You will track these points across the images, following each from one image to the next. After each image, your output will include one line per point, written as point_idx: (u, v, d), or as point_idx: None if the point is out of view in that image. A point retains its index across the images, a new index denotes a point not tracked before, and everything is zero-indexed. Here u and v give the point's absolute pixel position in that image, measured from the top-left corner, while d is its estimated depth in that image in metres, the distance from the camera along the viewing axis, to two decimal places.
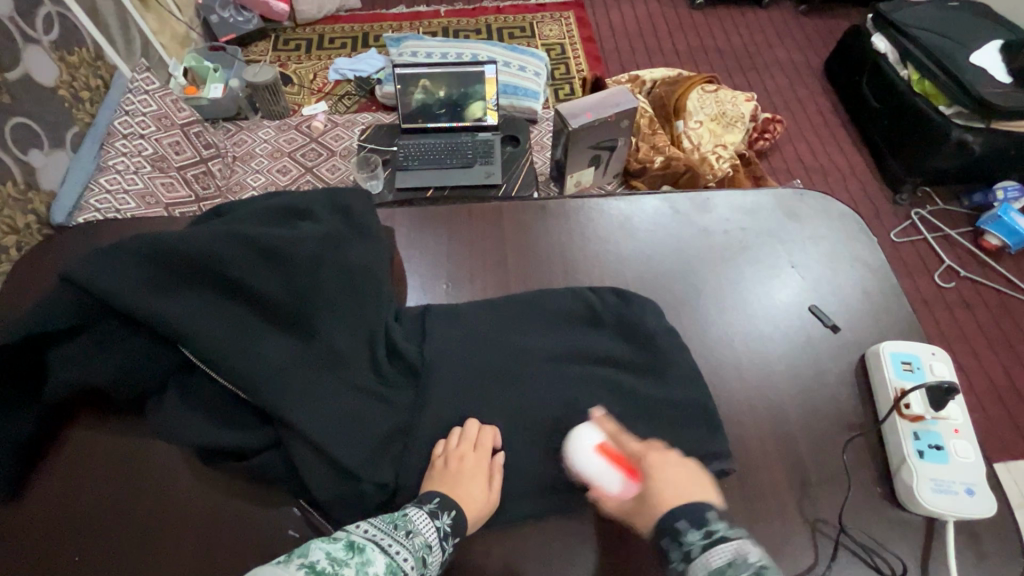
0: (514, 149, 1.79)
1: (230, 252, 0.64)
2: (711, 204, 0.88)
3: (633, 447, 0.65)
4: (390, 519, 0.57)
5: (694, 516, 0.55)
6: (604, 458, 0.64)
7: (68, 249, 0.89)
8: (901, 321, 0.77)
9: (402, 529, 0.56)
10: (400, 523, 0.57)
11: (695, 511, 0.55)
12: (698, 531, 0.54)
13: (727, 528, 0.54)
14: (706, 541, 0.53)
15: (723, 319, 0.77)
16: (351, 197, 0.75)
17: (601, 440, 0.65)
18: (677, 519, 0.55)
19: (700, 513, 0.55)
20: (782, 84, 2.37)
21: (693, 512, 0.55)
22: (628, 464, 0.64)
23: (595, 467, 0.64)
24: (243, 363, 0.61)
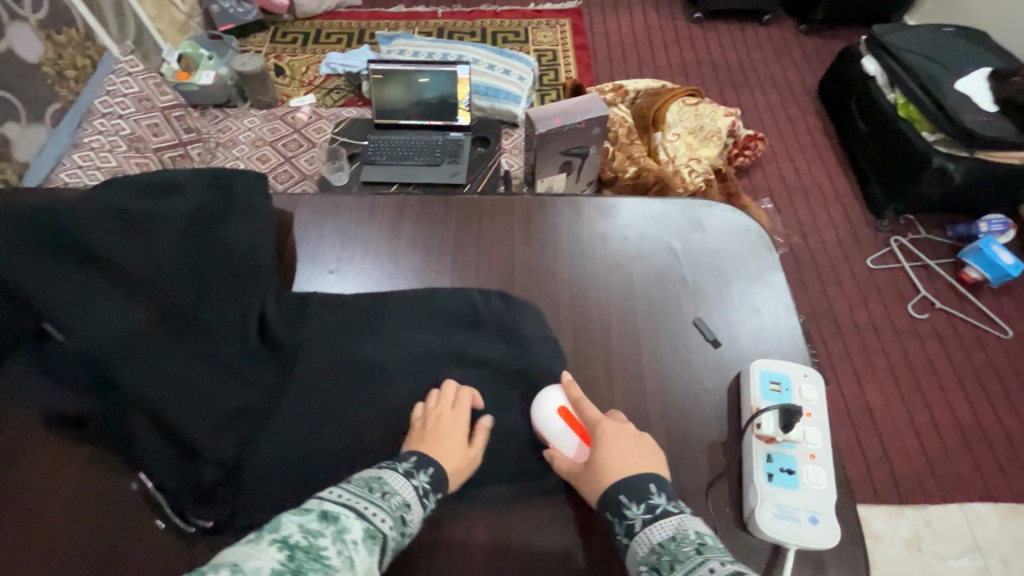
0: (484, 150, 1.72)
1: (92, 220, 0.64)
2: (617, 210, 0.87)
3: (592, 415, 0.65)
4: (364, 482, 0.55)
5: (637, 496, 0.57)
6: (565, 419, 0.65)
7: None
8: (787, 342, 0.75)
9: (378, 492, 0.55)
10: (374, 485, 0.55)
11: (637, 487, 0.57)
12: (640, 506, 0.56)
13: (670, 503, 0.56)
14: (648, 517, 0.55)
15: (604, 323, 0.76)
16: (235, 175, 0.76)
17: (566, 404, 0.66)
18: (622, 493, 0.57)
19: (643, 488, 0.57)
20: (774, 101, 2.31)
21: (636, 486, 0.57)
22: (585, 430, 0.65)
23: (556, 428, 0.64)
24: (87, 330, 0.61)
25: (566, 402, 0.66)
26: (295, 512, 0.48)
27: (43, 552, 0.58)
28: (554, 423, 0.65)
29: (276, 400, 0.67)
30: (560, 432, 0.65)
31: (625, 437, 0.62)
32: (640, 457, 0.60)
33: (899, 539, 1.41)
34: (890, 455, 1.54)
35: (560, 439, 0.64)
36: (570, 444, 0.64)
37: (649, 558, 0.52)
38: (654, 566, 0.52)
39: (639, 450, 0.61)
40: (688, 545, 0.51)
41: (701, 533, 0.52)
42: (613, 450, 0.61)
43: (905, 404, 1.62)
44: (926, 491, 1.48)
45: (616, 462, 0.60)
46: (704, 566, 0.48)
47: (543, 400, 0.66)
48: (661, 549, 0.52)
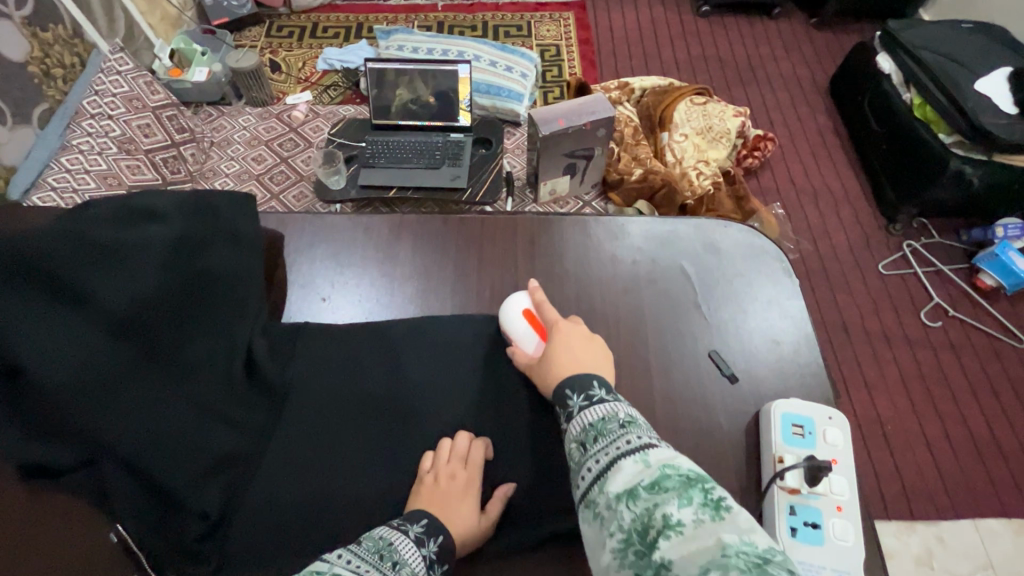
0: (486, 152, 1.67)
1: (60, 253, 0.58)
2: (626, 230, 0.82)
3: (551, 316, 0.69)
4: (374, 545, 0.54)
5: (577, 387, 0.59)
6: (527, 320, 0.69)
7: None
8: (806, 377, 0.70)
9: (388, 561, 0.52)
10: (385, 553, 0.53)
11: (580, 382, 0.60)
12: (579, 396, 0.59)
13: (608, 393, 0.59)
14: (584, 404, 0.58)
15: (613, 356, 0.71)
16: (219, 202, 0.73)
17: (529, 307, 0.70)
18: (566, 387, 0.60)
19: (585, 381, 0.60)
20: (784, 99, 2.24)
21: (576, 381, 0.60)
22: (545, 330, 0.69)
23: (518, 327, 0.68)
24: (55, 373, 0.55)
25: (530, 305, 0.71)
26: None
27: None
28: (517, 321, 0.69)
29: (262, 447, 0.65)
30: (522, 332, 0.69)
31: (579, 336, 0.66)
32: (589, 356, 0.64)
33: (911, 557, 1.37)
34: (901, 468, 1.50)
35: (520, 336, 0.68)
36: (529, 341, 0.68)
37: (579, 434, 0.55)
38: (581, 442, 0.55)
39: (592, 352, 0.65)
40: (614, 423, 0.54)
41: (629, 414, 0.56)
42: (565, 346, 0.65)
43: (917, 416, 1.58)
44: (939, 506, 1.45)
45: (567, 359, 0.63)
46: (624, 438, 0.52)
47: (508, 301, 0.71)
48: (589, 428, 0.55)
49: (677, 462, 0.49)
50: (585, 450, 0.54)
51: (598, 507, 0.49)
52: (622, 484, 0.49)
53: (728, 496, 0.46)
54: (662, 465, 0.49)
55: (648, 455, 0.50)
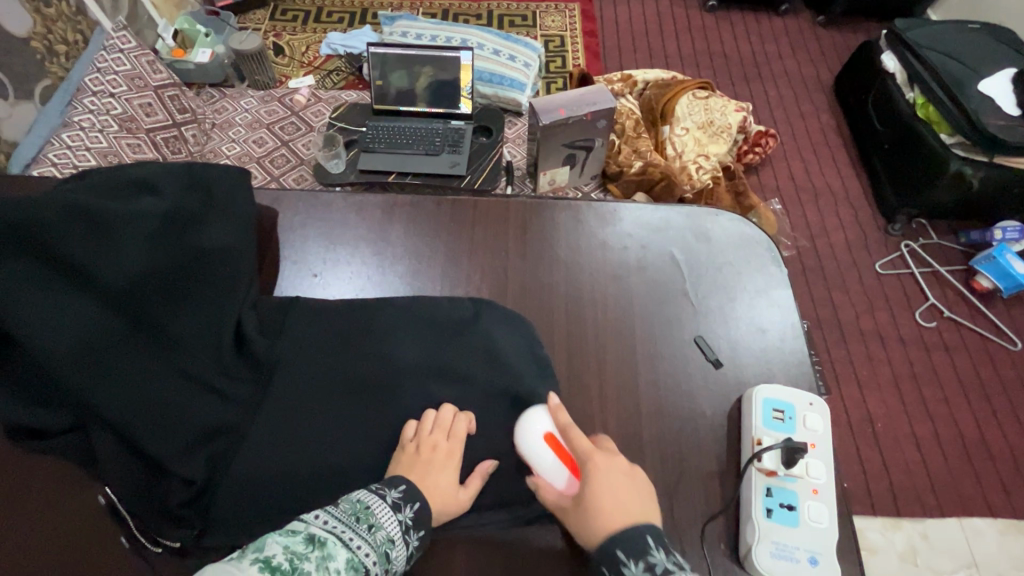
0: (487, 140, 1.66)
1: (53, 220, 0.60)
2: (617, 217, 0.82)
3: (580, 443, 0.61)
4: (352, 508, 0.56)
5: (633, 548, 0.53)
6: (552, 448, 0.61)
7: None
8: (790, 366, 0.71)
9: (363, 523, 0.55)
10: (362, 516, 0.55)
11: (633, 539, 0.53)
12: (636, 563, 0.52)
13: (669, 557, 0.52)
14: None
15: (599, 341, 0.72)
16: (215, 175, 0.73)
17: (553, 431, 0.62)
18: (617, 547, 0.53)
19: (640, 539, 0.53)
20: (788, 97, 2.23)
21: (632, 538, 0.53)
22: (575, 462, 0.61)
23: (543, 459, 0.61)
24: (47, 340, 0.57)
25: (553, 428, 0.63)
26: (281, 533, 0.51)
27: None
28: (541, 451, 0.61)
29: (251, 420, 0.64)
30: (547, 461, 0.61)
31: (618, 473, 0.58)
32: (635, 499, 0.57)
33: (895, 553, 1.39)
34: (889, 467, 1.51)
35: (546, 467, 0.61)
36: (558, 475, 0.60)
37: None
38: None
39: (635, 492, 0.57)
40: None
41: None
42: (606, 485, 0.57)
43: (907, 415, 1.59)
44: (924, 504, 1.46)
45: (612, 508, 0.55)
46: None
47: (526, 424, 0.63)
48: None
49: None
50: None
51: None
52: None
53: None
54: None
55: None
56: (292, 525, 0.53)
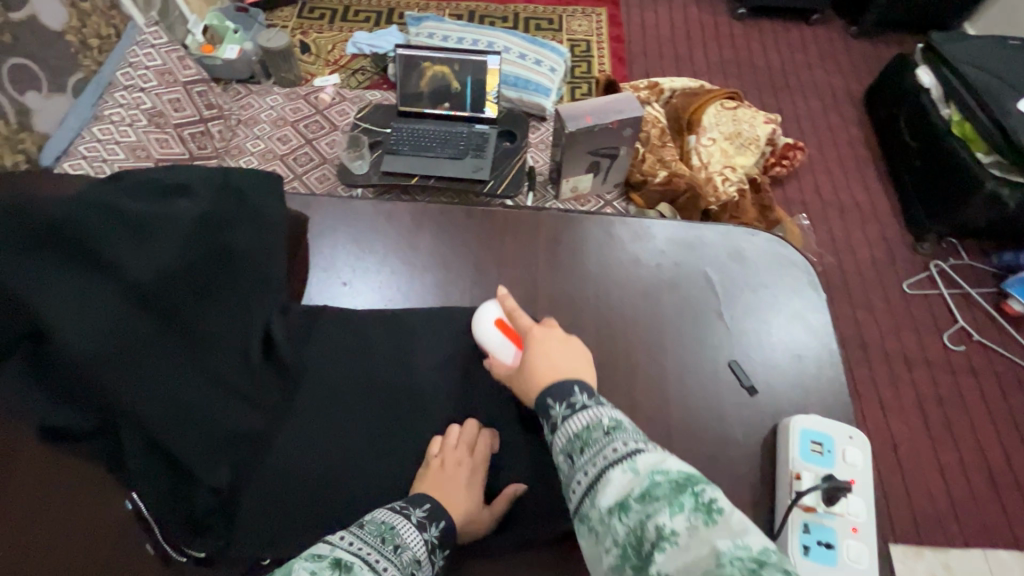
0: (510, 145, 1.65)
1: (93, 221, 0.61)
2: (650, 233, 0.80)
3: (524, 322, 0.67)
4: (376, 529, 0.53)
5: (560, 394, 0.57)
6: (501, 329, 0.68)
7: None
8: (827, 396, 0.68)
9: (389, 544, 0.52)
10: (387, 536, 0.52)
11: (561, 389, 0.57)
12: (562, 404, 0.56)
13: (591, 399, 0.56)
14: (568, 412, 0.55)
15: (630, 361, 0.70)
16: (247, 179, 0.73)
17: (501, 316, 0.69)
18: (549, 396, 0.58)
19: (567, 388, 0.57)
20: (816, 108, 2.19)
21: (560, 389, 0.58)
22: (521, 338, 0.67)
23: (494, 340, 0.68)
24: (80, 338, 0.57)
25: (501, 314, 0.70)
26: (306, 557, 0.47)
27: None
28: (491, 333, 0.68)
29: (277, 427, 0.64)
30: (499, 341, 0.68)
31: (555, 340, 0.64)
32: (570, 359, 0.62)
33: None
34: (911, 492, 1.47)
35: (498, 348, 0.67)
36: (506, 350, 0.67)
37: (566, 446, 0.53)
38: (568, 453, 0.53)
39: (568, 353, 0.63)
40: (600, 431, 0.52)
41: (615, 419, 0.53)
42: (539, 351, 0.63)
43: (931, 440, 1.55)
44: (947, 533, 1.42)
45: (546, 367, 0.61)
46: (610, 447, 0.50)
47: (478, 313, 0.70)
48: (576, 440, 0.53)
49: (665, 464, 0.46)
50: (574, 462, 0.52)
51: (592, 522, 0.46)
52: (614, 496, 0.46)
53: (723, 499, 0.42)
54: (650, 470, 0.46)
55: (637, 463, 0.47)
56: (315, 550, 0.48)
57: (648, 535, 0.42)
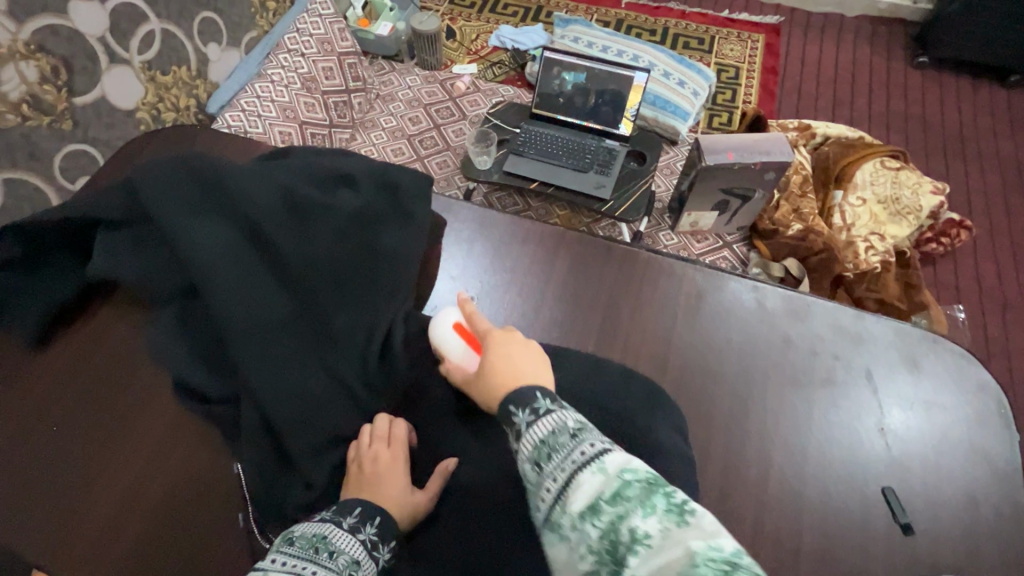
0: (637, 167, 1.52)
1: (265, 202, 0.65)
2: (808, 312, 0.71)
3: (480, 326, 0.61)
4: (308, 541, 0.50)
5: (521, 400, 0.48)
6: (460, 334, 0.62)
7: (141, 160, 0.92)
8: (1004, 560, 0.57)
9: (324, 552, 0.49)
10: (320, 545, 0.50)
11: (523, 395, 0.48)
12: (524, 411, 0.47)
13: (555, 400, 0.48)
14: (530, 420, 0.47)
15: (763, 456, 0.62)
16: (403, 176, 0.73)
17: (460, 319, 0.63)
18: (510, 402, 0.49)
19: (523, 394, 0.48)
20: (997, 183, 1.87)
21: (519, 396, 0.48)
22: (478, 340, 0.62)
23: (451, 345, 0.62)
24: (231, 311, 0.61)
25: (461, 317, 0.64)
26: None
27: (139, 515, 0.60)
28: (449, 337, 0.62)
29: None
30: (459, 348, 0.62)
31: (511, 345, 0.56)
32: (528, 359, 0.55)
33: None
34: None
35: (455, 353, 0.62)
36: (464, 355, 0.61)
37: (531, 454, 0.45)
38: (534, 462, 0.44)
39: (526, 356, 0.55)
40: (564, 434, 0.44)
41: (580, 420, 0.46)
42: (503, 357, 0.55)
43: None
44: None
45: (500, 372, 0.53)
46: (576, 451, 0.43)
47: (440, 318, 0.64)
48: (540, 446, 0.44)
49: (634, 462, 0.41)
50: (539, 470, 0.44)
51: (563, 528, 0.41)
52: (584, 500, 0.40)
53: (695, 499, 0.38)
54: (620, 470, 0.40)
55: (606, 464, 0.41)
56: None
57: (621, 538, 0.37)
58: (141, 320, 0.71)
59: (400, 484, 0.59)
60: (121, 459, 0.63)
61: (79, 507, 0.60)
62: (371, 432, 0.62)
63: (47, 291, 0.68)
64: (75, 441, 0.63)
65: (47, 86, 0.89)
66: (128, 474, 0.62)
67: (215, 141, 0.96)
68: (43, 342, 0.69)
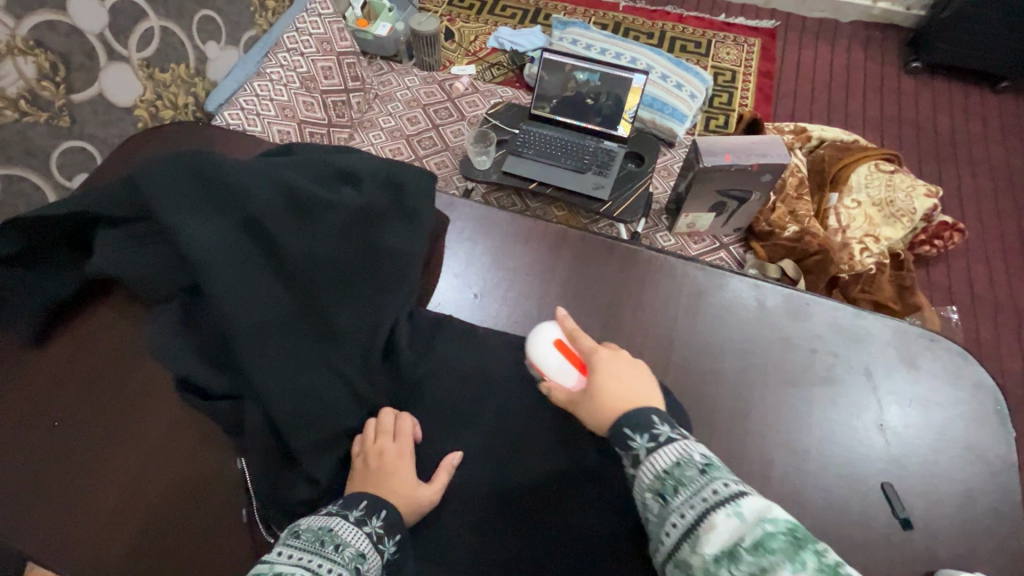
0: (635, 168, 1.53)
1: (270, 200, 0.65)
2: (807, 311, 0.72)
3: (587, 343, 0.61)
4: (313, 534, 0.50)
5: (638, 425, 0.51)
6: (560, 351, 0.62)
7: (142, 157, 0.92)
8: (1000, 553, 0.58)
9: (330, 545, 0.49)
10: (326, 538, 0.50)
11: (640, 418, 0.51)
12: (643, 436, 0.50)
13: (673, 429, 0.50)
14: (651, 446, 0.49)
15: (763, 453, 0.63)
16: (407, 175, 0.73)
17: (561, 336, 0.64)
18: (624, 425, 0.52)
19: (644, 417, 0.51)
20: (986, 187, 1.89)
21: (637, 418, 0.51)
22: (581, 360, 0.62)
23: (552, 362, 0.62)
24: (236, 308, 0.61)
25: (561, 334, 0.64)
26: None
27: (140, 510, 0.60)
28: (549, 354, 0.62)
29: None
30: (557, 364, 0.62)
31: (623, 362, 0.59)
32: (633, 376, 0.57)
33: None
34: None
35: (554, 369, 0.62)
36: (566, 373, 0.61)
37: (654, 482, 0.47)
38: (656, 491, 0.47)
39: (638, 376, 0.58)
40: (692, 469, 0.46)
41: (705, 454, 0.47)
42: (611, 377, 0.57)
43: None
44: None
45: (618, 392, 0.55)
46: (708, 489, 0.44)
47: (538, 333, 0.64)
48: (664, 476, 0.47)
49: (774, 511, 0.41)
50: (665, 502, 0.46)
51: (693, 568, 0.42)
52: (719, 543, 0.41)
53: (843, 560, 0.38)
54: (759, 517, 0.41)
55: (742, 507, 0.42)
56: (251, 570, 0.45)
57: None
58: (140, 317, 0.71)
59: (405, 477, 0.59)
60: (121, 456, 0.62)
61: (79, 503, 0.60)
62: (377, 425, 0.63)
63: (46, 287, 0.68)
64: (76, 438, 0.63)
65: (46, 82, 0.89)
66: (130, 471, 0.62)
67: (217, 140, 0.97)
68: (40, 339, 0.69)
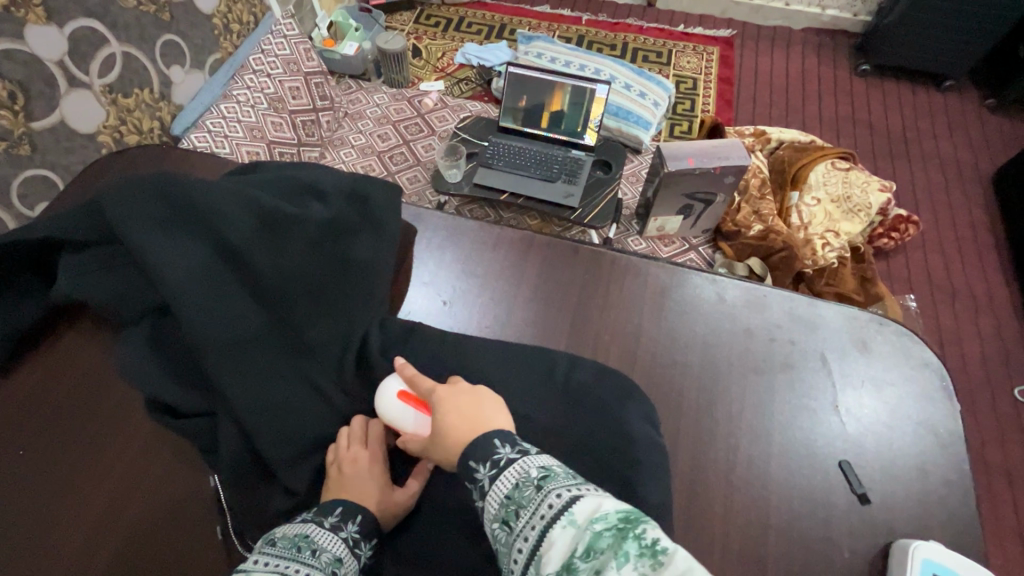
0: (603, 175, 1.57)
1: (236, 214, 0.65)
2: (766, 303, 0.75)
3: (424, 387, 0.60)
4: (290, 541, 0.50)
5: (480, 454, 0.49)
6: (405, 401, 0.62)
7: (105, 182, 0.91)
8: (953, 521, 0.61)
9: (307, 550, 0.49)
10: (303, 544, 0.50)
11: (482, 445, 0.50)
12: (485, 465, 0.49)
13: (517, 449, 0.50)
14: (494, 473, 0.48)
15: (730, 440, 0.65)
16: (374, 188, 0.75)
17: (403, 386, 0.63)
18: (470, 457, 0.50)
19: (486, 443, 0.50)
20: (937, 181, 1.99)
21: (481, 446, 0.50)
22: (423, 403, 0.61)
23: (395, 413, 0.62)
24: (204, 325, 0.60)
25: (404, 384, 0.63)
26: None
27: (111, 535, 0.59)
28: (398, 409, 0.62)
29: None
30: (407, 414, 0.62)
31: (461, 398, 0.56)
32: (475, 408, 0.55)
33: None
34: None
35: (407, 420, 0.61)
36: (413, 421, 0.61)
37: (499, 513, 0.46)
38: (503, 520, 0.46)
39: (485, 407, 0.55)
40: (529, 486, 0.46)
41: (546, 467, 0.47)
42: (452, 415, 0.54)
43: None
44: None
45: (461, 425, 0.53)
46: (546, 502, 0.44)
47: (383, 391, 0.63)
48: (507, 503, 0.46)
49: (603, 508, 0.41)
50: (509, 529, 0.45)
51: None
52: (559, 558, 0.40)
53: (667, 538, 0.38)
54: (589, 519, 0.41)
55: (574, 514, 0.42)
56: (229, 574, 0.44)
57: None
58: (110, 342, 0.70)
59: (380, 482, 0.59)
60: (91, 481, 0.62)
61: (46, 532, 0.59)
62: (350, 433, 0.63)
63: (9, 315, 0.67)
64: (41, 467, 0.62)
65: (4, 111, 0.88)
66: (100, 495, 0.61)
67: (183, 163, 0.97)
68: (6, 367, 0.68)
